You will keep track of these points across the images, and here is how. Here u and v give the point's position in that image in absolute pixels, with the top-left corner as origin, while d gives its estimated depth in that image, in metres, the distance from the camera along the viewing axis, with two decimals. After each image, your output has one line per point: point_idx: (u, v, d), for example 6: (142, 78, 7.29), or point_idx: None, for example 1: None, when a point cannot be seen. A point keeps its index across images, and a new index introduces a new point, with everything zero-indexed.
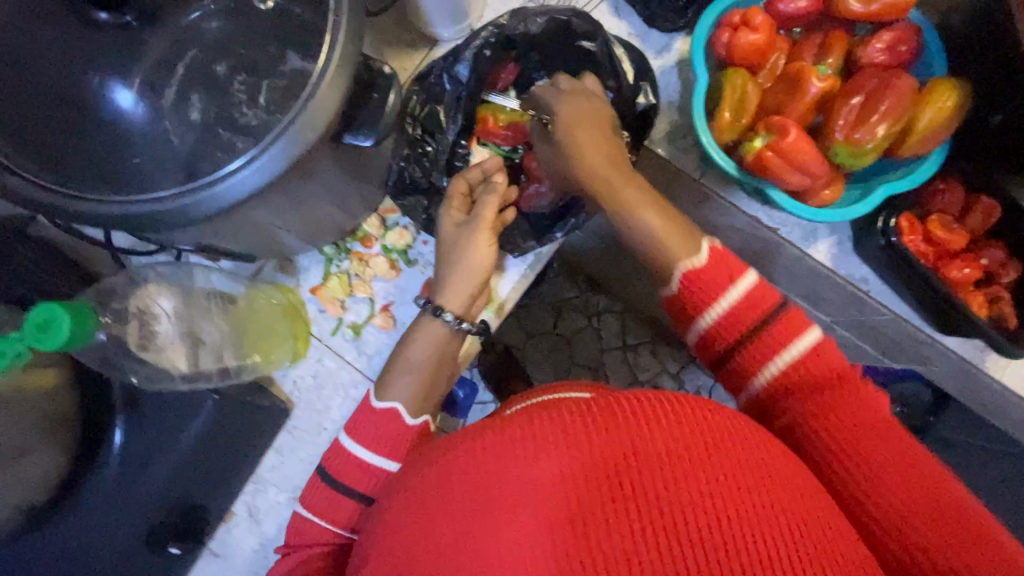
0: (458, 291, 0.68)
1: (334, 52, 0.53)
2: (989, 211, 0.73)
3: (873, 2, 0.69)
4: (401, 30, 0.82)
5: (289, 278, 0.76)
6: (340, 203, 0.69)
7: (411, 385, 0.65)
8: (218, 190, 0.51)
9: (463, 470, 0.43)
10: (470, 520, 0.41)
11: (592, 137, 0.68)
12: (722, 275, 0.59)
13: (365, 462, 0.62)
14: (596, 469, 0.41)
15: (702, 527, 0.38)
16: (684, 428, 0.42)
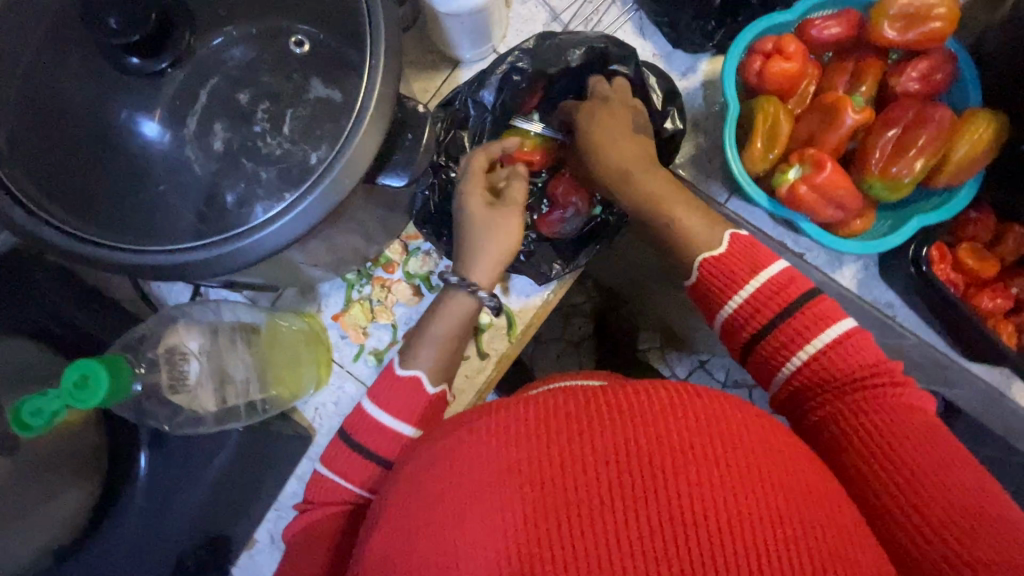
0: (490, 264, 0.69)
1: (370, 98, 0.54)
2: (1022, 240, 0.71)
3: (909, 31, 0.66)
4: (423, 50, 0.82)
5: (310, 305, 0.80)
6: (363, 232, 0.71)
7: (433, 355, 0.68)
8: (258, 237, 0.54)
9: (456, 446, 0.47)
10: (462, 491, 0.45)
11: (623, 134, 0.69)
12: (744, 265, 0.61)
13: (387, 426, 0.64)
14: (583, 447, 0.44)
15: (678, 498, 0.42)
16: (663, 420, 0.45)
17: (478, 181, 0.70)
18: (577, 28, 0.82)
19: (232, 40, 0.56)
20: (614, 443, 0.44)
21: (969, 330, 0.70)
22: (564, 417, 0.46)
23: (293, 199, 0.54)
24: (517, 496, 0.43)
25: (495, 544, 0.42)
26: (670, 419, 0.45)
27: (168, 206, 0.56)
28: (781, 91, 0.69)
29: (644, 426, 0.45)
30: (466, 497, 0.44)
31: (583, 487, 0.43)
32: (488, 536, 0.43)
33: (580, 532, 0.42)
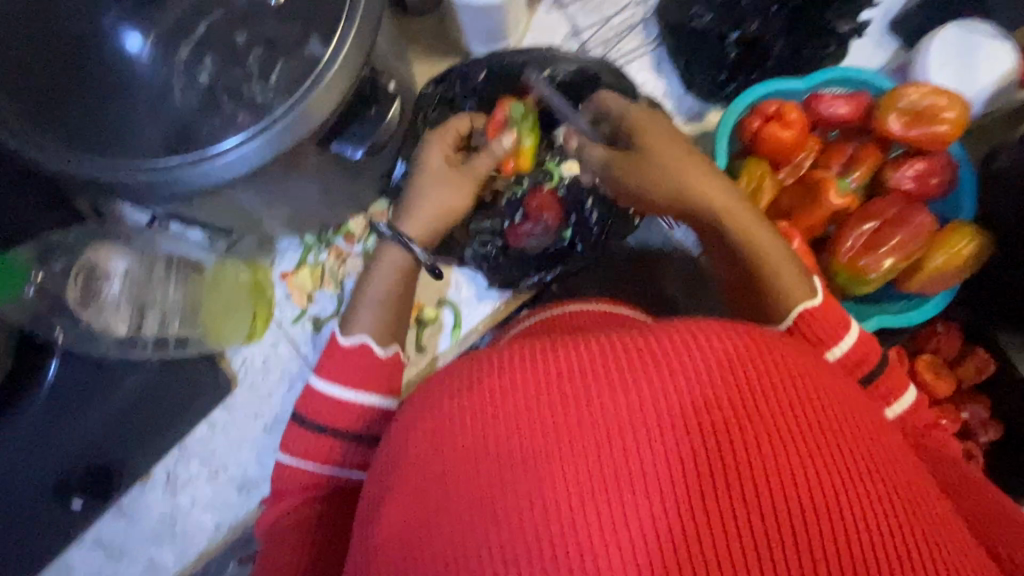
0: (428, 214, 0.67)
1: (337, 58, 0.54)
2: (982, 365, 0.70)
3: (914, 128, 0.64)
4: (438, 34, 0.81)
5: (264, 258, 0.79)
6: (330, 197, 0.70)
7: (373, 315, 0.65)
8: (206, 168, 0.54)
9: (539, 395, 0.39)
10: (565, 445, 0.38)
11: (676, 146, 0.63)
12: (836, 322, 0.54)
13: (343, 399, 0.61)
14: (721, 402, 0.38)
15: (851, 476, 0.36)
16: (800, 395, 0.39)
17: (454, 133, 0.69)
18: (594, 49, 0.81)
19: None
20: (756, 402, 0.38)
21: None
22: (689, 366, 0.39)
23: (241, 138, 0.54)
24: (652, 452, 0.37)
25: (646, 496, 0.36)
26: (810, 386, 0.39)
27: (138, 125, 0.54)
28: (773, 157, 0.68)
29: (787, 389, 0.39)
30: (579, 453, 0.37)
31: (739, 449, 0.37)
32: (603, 499, 0.36)
33: (730, 504, 0.36)
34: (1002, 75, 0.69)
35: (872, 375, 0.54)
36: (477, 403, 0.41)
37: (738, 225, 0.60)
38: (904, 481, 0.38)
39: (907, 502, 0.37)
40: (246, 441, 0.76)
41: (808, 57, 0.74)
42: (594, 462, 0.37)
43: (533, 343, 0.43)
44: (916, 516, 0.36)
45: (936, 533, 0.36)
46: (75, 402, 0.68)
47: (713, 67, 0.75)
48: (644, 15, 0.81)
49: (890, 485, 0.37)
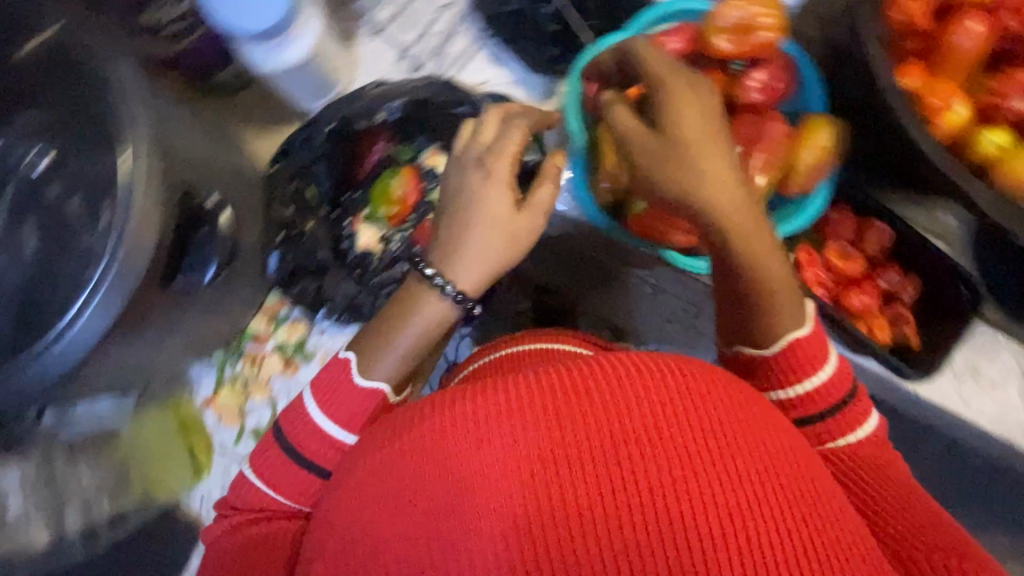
0: (482, 268, 0.54)
1: (130, 195, 0.45)
2: (881, 234, 0.72)
3: (744, 42, 0.64)
4: (267, 104, 0.77)
5: (181, 392, 0.75)
6: (210, 316, 0.65)
7: (399, 363, 0.55)
8: (58, 350, 0.46)
9: (412, 461, 0.40)
10: (428, 508, 0.38)
11: (722, 148, 0.51)
12: (814, 355, 0.51)
13: (322, 428, 0.54)
14: (561, 433, 0.38)
15: (687, 469, 0.37)
16: (640, 401, 0.39)
17: (507, 156, 0.55)
18: (425, 64, 0.79)
19: None
20: (594, 427, 0.38)
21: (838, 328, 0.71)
22: (533, 402, 0.39)
23: (80, 299, 0.45)
24: (498, 502, 0.37)
25: (497, 547, 0.36)
26: (650, 391, 0.39)
27: None
28: None
29: (626, 400, 0.39)
30: (442, 516, 0.38)
31: (576, 477, 0.37)
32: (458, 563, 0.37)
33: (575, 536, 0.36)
34: None
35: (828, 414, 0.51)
36: (383, 475, 0.41)
37: (746, 243, 0.51)
38: (750, 474, 0.37)
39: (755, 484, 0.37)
40: None
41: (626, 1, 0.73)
42: (453, 522, 0.37)
43: (427, 399, 0.44)
44: (761, 496, 0.37)
45: (784, 513, 0.36)
46: None
47: (540, 44, 0.74)
48: (459, 11, 0.78)
49: (730, 481, 0.36)
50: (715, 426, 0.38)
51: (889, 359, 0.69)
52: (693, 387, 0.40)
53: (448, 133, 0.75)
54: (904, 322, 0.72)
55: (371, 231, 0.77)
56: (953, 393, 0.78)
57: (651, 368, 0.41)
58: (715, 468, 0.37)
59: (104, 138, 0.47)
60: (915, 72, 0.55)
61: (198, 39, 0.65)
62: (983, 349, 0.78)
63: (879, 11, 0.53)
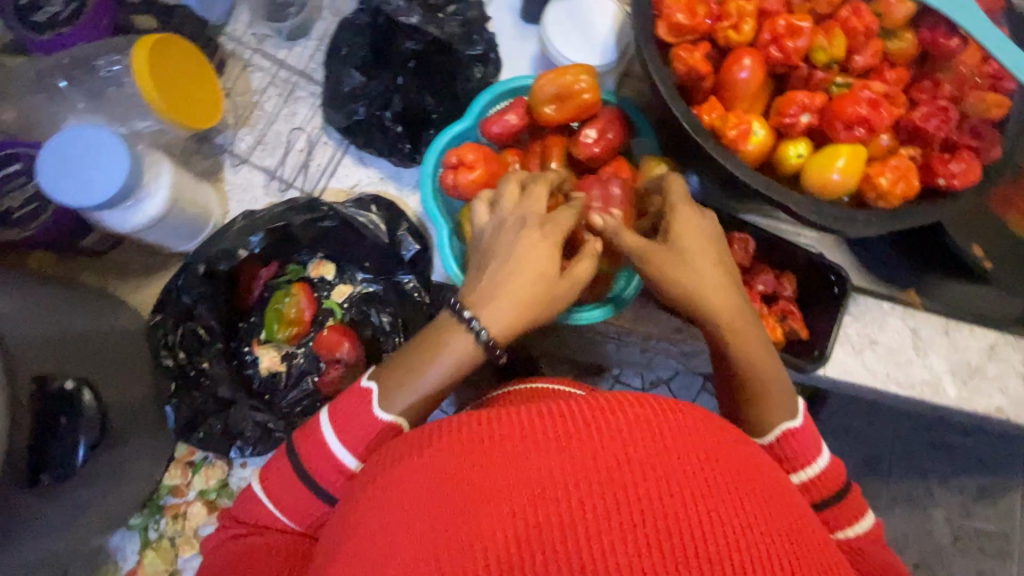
0: (508, 311, 0.50)
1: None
2: (744, 243, 0.76)
3: (564, 107, 0.69)
4: (145, 255, 0.78)
5: (108, 565, 0.73)
6: (113, 489, 0.63)
7: (419, 401, 0.51)
8: None
9: (398, 492, 0.37)
10: (398, 545, 0.35)
11: (706, 256, 0.54)
12: (812, 447, 0.52)
13: (330, 453, 0.50)
14: (554, 474, 0.35)
15: (598, 492, 0.34)
16: (559, 425, 0.37)
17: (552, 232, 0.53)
18: (295, 183, 0.82)
19: None
20: (538, 466, 0.35)
21: None
22: (533, 435, 0.37)
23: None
24: (420, 564, 0.33)
25: None
26: (656, 429, 0.37)
27: None
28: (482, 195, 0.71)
29: (625, 436, 0.36)
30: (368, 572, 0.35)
31: (513, 527, 0.33)
32: None
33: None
34: (614, 18, 0.79)
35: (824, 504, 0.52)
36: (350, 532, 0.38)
37: (728, 331, 0.54)
38: (744, 532, 0.33)
39: (675, 495, 0.34)
40: None
41: (461, 87, 0.78)
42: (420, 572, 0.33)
43: (422, 434, 0.41)
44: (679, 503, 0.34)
45: (704, 530, 0.33)
46: None
47: (393, 142, 0.77)
48: (316, 129, 0.83)
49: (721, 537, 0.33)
50: (712, 476, 0.35)
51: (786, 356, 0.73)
52: (697, 435, 0.37)
53: (324, 243, 0.77)
54: (791, 316, 0.77)
55: (272, 350, 0.77)
56: (857, 367, 0.82)
57: (663, 410, 0.38)
58: (706, 524, 0.33)
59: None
60: (713, 108, 0.61)
61: (47, 219, 0.67)
62: (872, 320, 0.83)
63: (665, 64, 0.60)
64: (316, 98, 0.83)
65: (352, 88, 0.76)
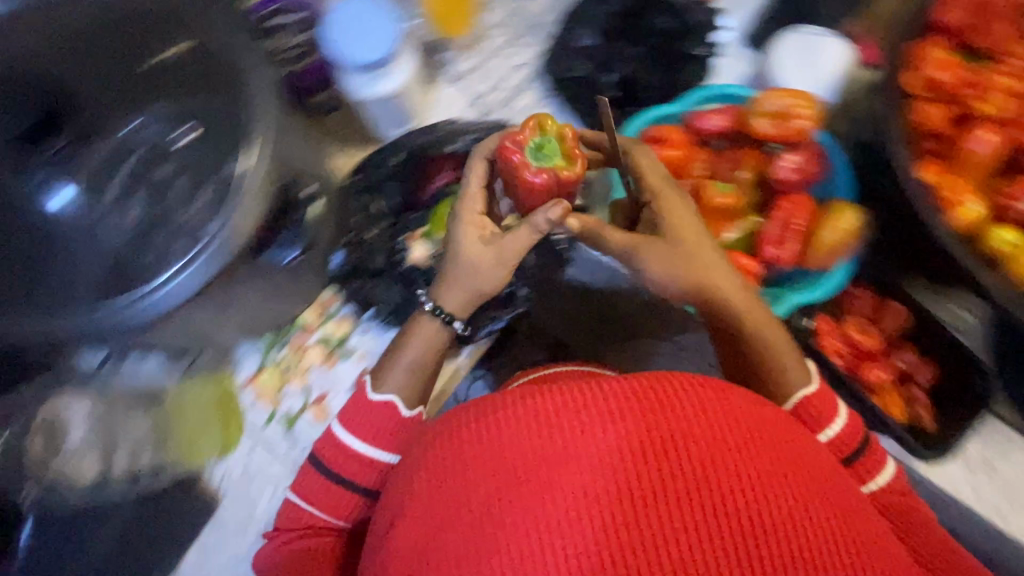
0: (456, 292, 0.68)
1: (252, 178, 0.55)
2: (898, 312, 0.76)
3: (781, 125, 0.71)
4: (349, 127, 0.86)
5: (224, 367, 0.80)
6: (271, 298, 0.73)
7: (406, 378, 0.68)
8: (157, 295, 0.55)
9: (532, 423, 0.47)
10: (541, 466, 0.45)
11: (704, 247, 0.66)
12: (830, 407, 0.62)
13: (360, 453, 0.66)
14: (675, 435, 0.46)
15: (724, 460, 0.45)
16: (658, 404, 0.47)
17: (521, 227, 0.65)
18: (491, 114, 0.88)
19: (144, 125, 0.68)
20: (658, 430, 0.46)
21: (856, 400, 0.75)
22: (645, 401, 0.48)
23: (181, 264, 0.56)
24: (593, 492, 0.43)
25: (588, 528, 0.42)
26: (722, 408, 0.48)
27: (73, 281, 0.60)
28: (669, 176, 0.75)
29: (716, 415, 0.47)
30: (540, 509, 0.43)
31: (662, 475, 0.44)
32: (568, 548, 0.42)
33: (655, 513, 0.43)
34: (843, 63, 0.80)
35: (852, 456, 0.61)
36: (484, 441, 0.48)
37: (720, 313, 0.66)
38: (805, 494, 0.45)
39: (769, 451, 0.46)
40: (242, 554, 0.77)
41: (678, 81, 0.83)
42: (565, 488, 0.44)
43: (503, 396, 0.52)
44: (775, 460, 0.46)
45: (793, 473, 0.46)
46: (80, 524, 0.76)
47: (599, 109, 0.83)
48: (528, 74, 0.89)
49: (793, 498, 0.44)
50: (781, 453, 0.47)
51: (905, 436, 0.72)
52: (766, 419, 0.49)
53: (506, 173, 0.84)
54: (919, 403, 0.75)
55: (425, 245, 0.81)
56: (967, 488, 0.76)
57: (735, 396, 0.50)
58: (781, 486, 0.45)
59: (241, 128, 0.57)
60: (932, 168, 0.63)
61: (311, 63, 0.79)
62: (997, 444, 0.77)
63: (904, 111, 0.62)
64: (536, 49, 0.90)
65: (583, 47, 0.82)
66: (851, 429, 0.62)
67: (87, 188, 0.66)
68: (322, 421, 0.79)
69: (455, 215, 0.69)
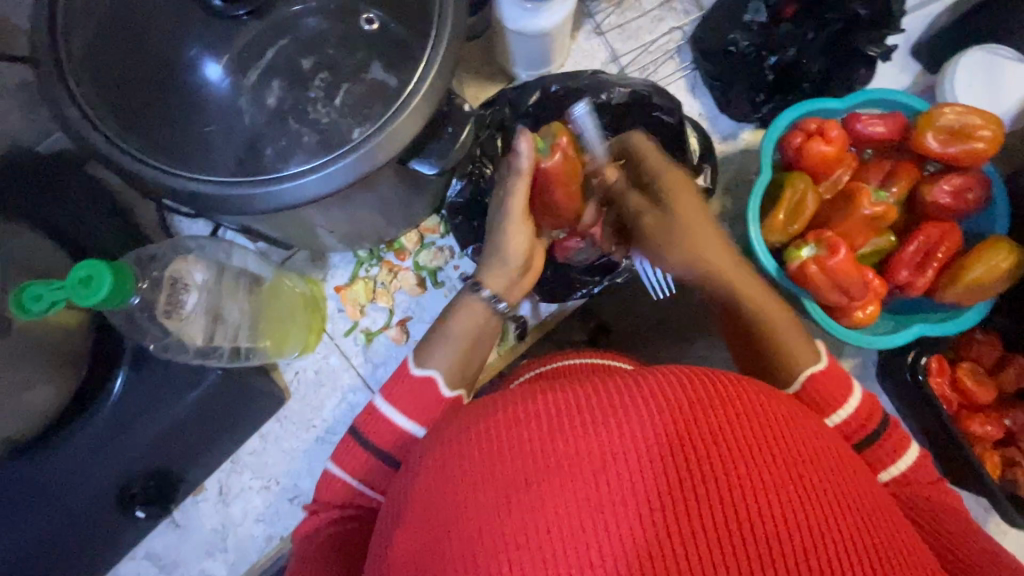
0: (494, 263, 0.67)
1: (422, 85, 0.54)
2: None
3: (952, 145, 0.67)
4: (482, 61, 0.85)
5: (317, 272, 0.82)
6: (385, 214, 0.71)
7: (450, 353, 0.65)
8: (289, 186, 0.53)
9: (542, 421, 0.43)
10: (551, 469, 0.41)
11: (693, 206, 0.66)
12: (838, 387, 0.57)
13: (397, 424, 0.62)
14: (727, 448, 0.41)
15: (776, 484, 0.40)
16: (714, 411, 0.42)
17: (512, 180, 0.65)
18: (632, 74, 0.85)
19: (309, 10, 0.55)
20: (709, 438, 0.41)
21: (954, 450, 0.71)
22: (666, 405, 0.42)
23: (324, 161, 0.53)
24: (625, 488, 0.40)
25: (615, 525, 0.39)
26: (786, 428, 0.42)
27: (205, 144, 0.56)
28: (815, 171, 0.70)
29: (745, 430, 0.42)
30: (568, 491, 0.40)
31: (704, 486, 0.39)
32: (590, 541, 0.39)
33: (688, 528, 0.39)
34: (1023, 96, 0.75)
35: (871, 439, 0.57)
36: (494, 434, 0.43)
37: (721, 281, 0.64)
38: (848, 519, 0.39)
39: (829, 487, 0.41)
40: (297, 452, 0.79)
41: (840, 77, 0.78)
42: (577, 495, 0.40)
43: (534, 385, 0.47)
44: (835, 498, 0.40)
45: (856, 517, 0.40)
46: (129, 419, 0.66)
47: (751, 89, 0.78)
48: (681, 41, 0.85)
49: (833, 526, 0.39)
50: (820, 474, 0.41)
51: (1000, 496, 0.69)
52: (796, 427, 0.43)
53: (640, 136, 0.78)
54: (1018, 468, 0.71)
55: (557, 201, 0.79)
56: None
57: (767, 404, 0.44)
58: (818, 513, 0.39)
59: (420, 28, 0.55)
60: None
61: None
62: None
63: None
64: (695, 15, 0.85)
65: (751, 20, 0.78)
66: (863, 403, 0.57)
67: (233, 64, 0.54)
68: (401, 343, 0.80)
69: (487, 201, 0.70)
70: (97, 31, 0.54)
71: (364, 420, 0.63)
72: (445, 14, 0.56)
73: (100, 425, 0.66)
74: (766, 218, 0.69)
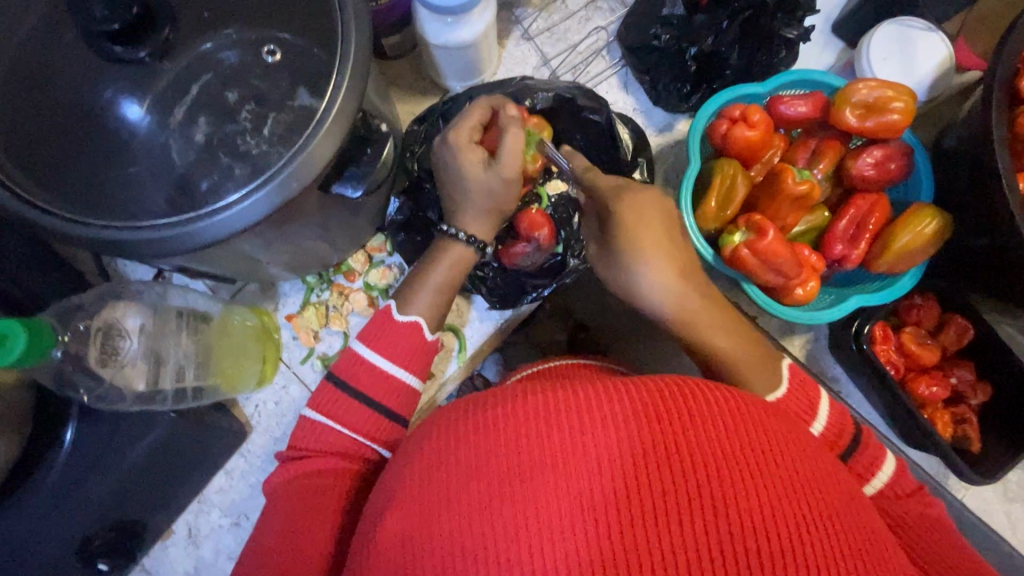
0: (491, 219, 0.68)
1: (332, 108, 0.53)
2: (963, 330, 0.74)
3: (869, 119, 0.68)
4: (415, 76, 0.85)
5: (267, 303, 0.81)
6: (327, 238, 0.71)
7: (430, 299, 0.67)
8: (214, 221, 0.52)
9: (519, 424, 0.42)
10: (524, 474, 0.40)
11: (656, 241, 0.62)
12: (803, 405, 0.60)
13: (382, 364, 0.62)
14: (697, 451, 0.41)
15: (749, 481, 0.40)
16: (681, 414, 0.42)
17: (511, 147, 0.63)
18: (563, 75, 0.86)
19: (225, 44, 0.56)
20: (678, 442, 0.41)
21: (906, 414, 0.73)
22: (645, 407, 0.42)
23: (246, 189, 0.53)
24: (594, 498, 0.39)
25: (585, 532, 0.38)
26: (755, 426, 0.42)
27: (130, 186, 0.55)
28: (743, 155, 0.72)
29: (724, 430, 0.42)
30: (534, 505, 0.39)
31: (676, 489, 0.39)
32: (562, 554, 0.38)
33: (663, 532, 0.38)
34: (937, 62, 0.77)
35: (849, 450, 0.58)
36: (460, 443, 0.43)
37: (681, 310, 0.62)
38: (826, 523, 0.39)
39: (803, 484, 0.40)
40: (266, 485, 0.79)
41: (761, 62, 0.81)
42: (551, 501, 0.39)
43: (491, 394, 0.47)
44: (808, 494, 0.40)
45: (830, 513, 0.39)
46: (86, 469, 0.66)
47: (677, 80, 0.80)
48: (608, 38, 0.86)
49: (807, 523, 0.38)
50: (794, 469, 0.41)
51: (953, 454, 0.70)
52: (767, 425, 0.43)
53: (575, 137, 0.79)
54: (969, 424, 0.73)
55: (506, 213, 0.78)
56: (999, 512, 0.78)
57: (751, 408, 0.44)
58: (794, 515, 0.39)
59: (333, 52, 0.55)
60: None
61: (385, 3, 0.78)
62: None
63: (993, 119, 0.61)
64: (620, 12, 0.86)
65: (669, 13, 0.78)
66: (830, 423, 0.59)
67: (152, 104, 0.54)
68: None
69: (449, 144, 0.65)
70: (2, 87, 0.54)
71: (360, 363, 0.63)
72: (349, 38, 0.55)
73: (56, 477, 0.66)
74: (699, 207, 0.71)
